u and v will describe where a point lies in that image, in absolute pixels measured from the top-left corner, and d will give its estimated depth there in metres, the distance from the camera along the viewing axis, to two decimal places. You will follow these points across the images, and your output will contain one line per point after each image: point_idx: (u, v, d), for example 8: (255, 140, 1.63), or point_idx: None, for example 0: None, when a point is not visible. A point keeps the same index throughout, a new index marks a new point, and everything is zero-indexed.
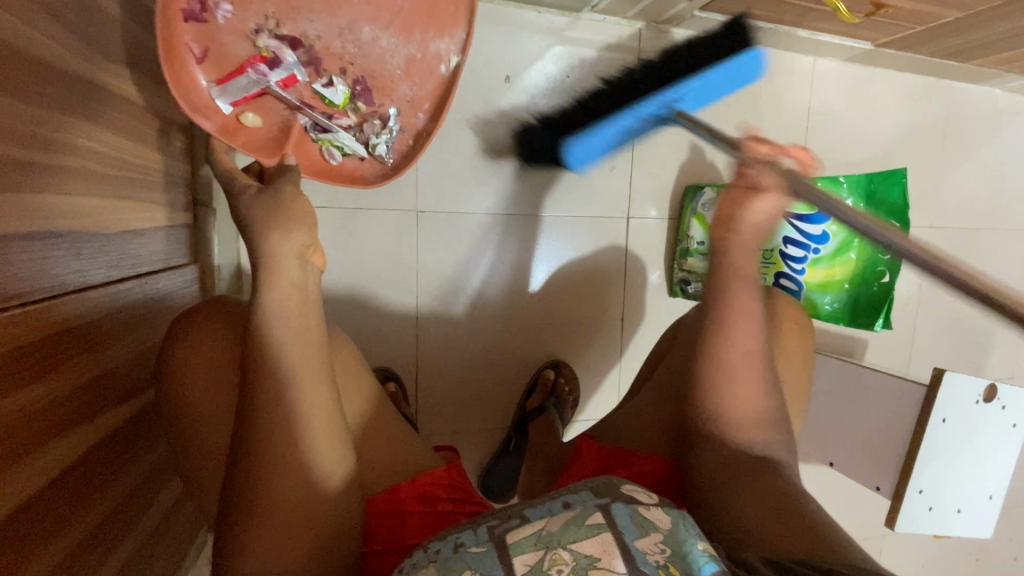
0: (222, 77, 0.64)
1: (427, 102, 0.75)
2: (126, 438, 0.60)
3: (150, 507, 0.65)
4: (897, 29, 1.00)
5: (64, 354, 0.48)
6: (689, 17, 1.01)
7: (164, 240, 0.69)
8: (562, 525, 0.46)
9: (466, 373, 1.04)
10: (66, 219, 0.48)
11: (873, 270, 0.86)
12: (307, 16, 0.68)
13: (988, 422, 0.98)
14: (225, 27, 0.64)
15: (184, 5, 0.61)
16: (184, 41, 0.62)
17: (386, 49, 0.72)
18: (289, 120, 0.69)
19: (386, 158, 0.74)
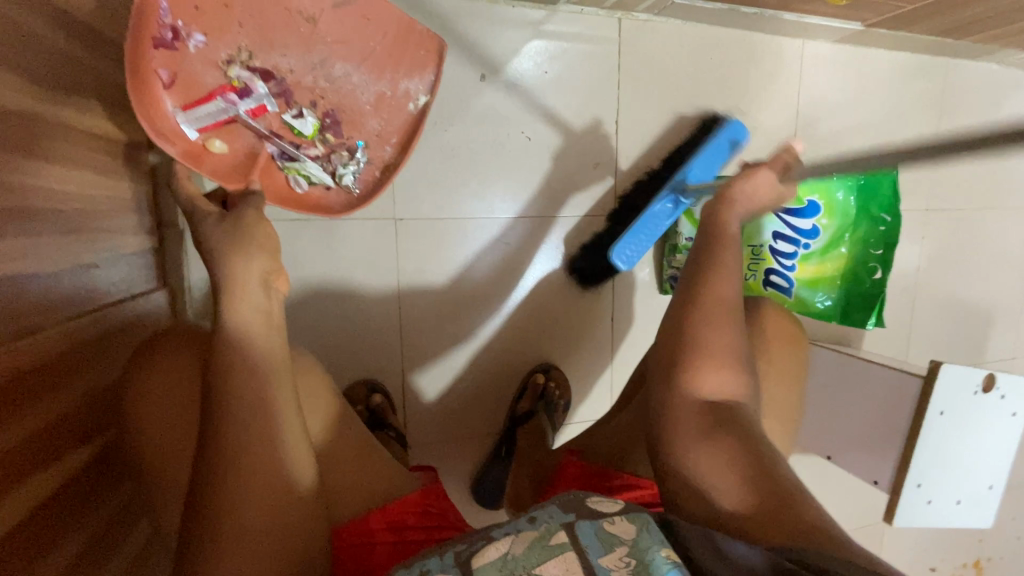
0: (190, 103, 0.61)
1: (396, 136, 0.72)
2: (88, 485, 0.58)
3: (112, 557, 0.62)
4: (887, 8, 0.95)
5: (18, 402, 0.46)
6: (670, 6, 0.97)
7: (123, 269, 0.67)
8: (526, 547, 0.44)
9: (455, 381, 1.03)
10: (15, 265, 0.46)
11: (865, 266, 0.84)
12: (281, 50, 0.65)
13: (988, 413, 0.96)
14: (196, 56, 0.61)
15: (155, 33, 0.58)
16: (152, 66, 0.58)
17: (358, 85, 0.69)
18: (256, 148, 0.65)
19: (353, 188, 0.71)
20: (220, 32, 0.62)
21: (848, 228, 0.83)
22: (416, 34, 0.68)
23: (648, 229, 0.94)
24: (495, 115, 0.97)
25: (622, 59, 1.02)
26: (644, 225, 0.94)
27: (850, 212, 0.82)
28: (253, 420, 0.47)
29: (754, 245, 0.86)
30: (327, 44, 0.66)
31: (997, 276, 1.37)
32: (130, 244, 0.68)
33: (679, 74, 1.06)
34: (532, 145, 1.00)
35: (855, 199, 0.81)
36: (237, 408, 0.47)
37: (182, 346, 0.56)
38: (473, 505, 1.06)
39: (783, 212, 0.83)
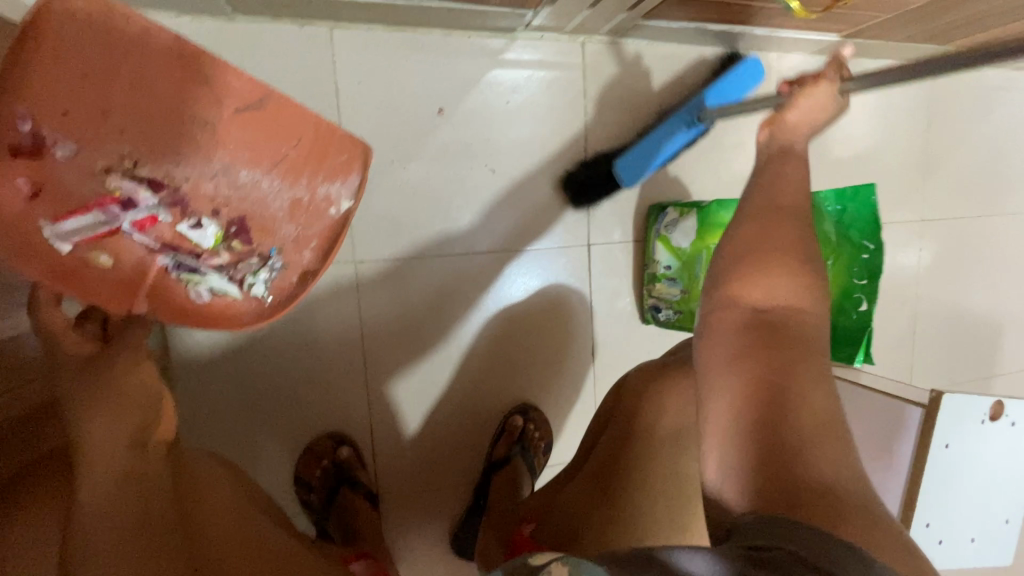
0: (60, 215, 0.51)
1: (316, 240, 0.62)
2: None
3: None
4: (862, 19, 0.91)
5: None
6: (634, 27, 0.93)
7: None
8: None
9: (428, 426, 0.97)
10: None
11: (849, 297, 0.76)
12: (174, 158, 0.57)
13: (997, 442, 0.89)
14: (66, 164, 0.53)
15: (14, 142, 0.49)
16: (9, 180, 0.49)
17: (269, 192, 0.61)
18: (145, 263, 0.56)
19: (264, 297, 0.60)
20: (94, 140, 0.54)
21: (827, 256, 0.77)
22: (339, 139, 0.61)
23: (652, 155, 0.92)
24: (454, 149, 0.93)
25: (587, 84, 0.98)
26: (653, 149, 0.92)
27: (828, 240, 0.77)
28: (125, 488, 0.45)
29: None
30: (227, 151, 0.59)
31: (1001, 286, 1.30)
32: None
33: (650, 96, 1.01)
34: (496, 177, 0.95)
35: (832, 226, 0.76)
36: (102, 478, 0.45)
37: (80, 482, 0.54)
38: (451, 556, 1.00)
39: None
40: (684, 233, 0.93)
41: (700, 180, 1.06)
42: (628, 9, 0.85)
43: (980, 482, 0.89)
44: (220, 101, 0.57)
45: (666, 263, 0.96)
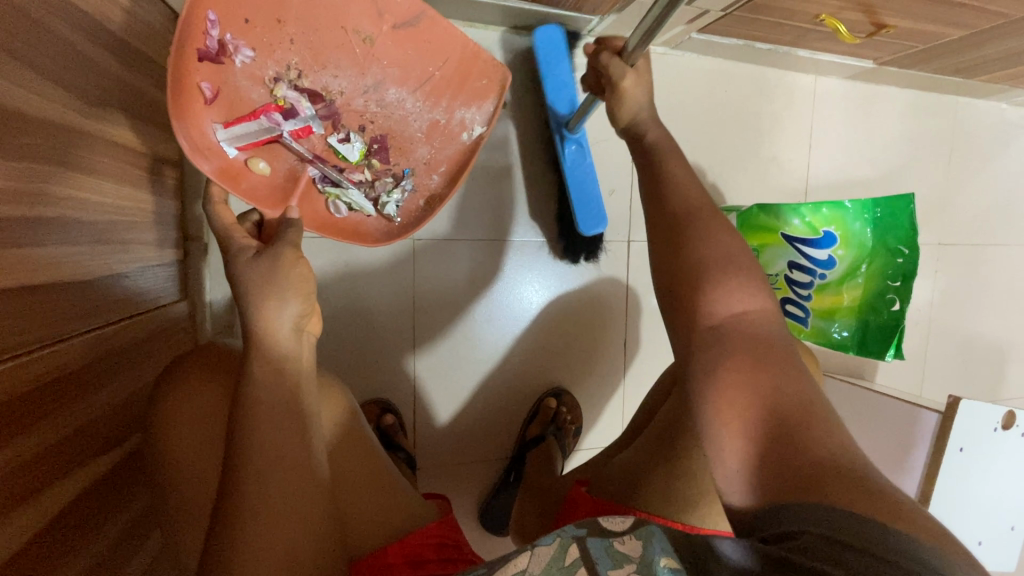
0: (232, 119, 0.65)
1: (444, 165, 0.76)
2: (110, 491, 0.59)
3: (126, 567, 0.62)
4: (900, 48, 0.98)
5: (64, 397, 0.50)
6: (687, 40, 1.00)
7: (151, 279, 0.67)
8: (541, 566, 0.41)
9: (466, 402, 1.02)
10: (48, 272, 0.47)
11: (882, 298, 0.83)
12: (332, 71, 0.70)
13: (1008, 450, 0.94)
14: (242, 71, 0.65)
15: (202, 46, 0.61)
16: (197, 80, 0.62)
17: (411, 111, 0.74)
18: (297, 169, 0.69)
19: (394, 217, 0.75)
20: (269, 48, 0.66)
21: (863, 259, 0.83)
22: (482, 63, 0.73)
23: (585, 183, 0.94)
24: (512, 142, 0.99)
25: None
26: (581, 183, 0.94)
27: (866, 244, 0.82)
28: (283, 414, 0.49)
29: (771, 274, 0.89)
30: (381, 66, 0.71)
31: (1011, 313, 1.36)
32: (155, 255, 0.68)
33: (694, 105, 1.08)
34: (547, 171, 1.01)
35: (871, 232, 0.82)
36: (265, 404, 0.48)
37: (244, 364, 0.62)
38: (481, 533, 1.04)
39: (798, 242, 0.84)
40: None
41: (736, 187, 1.12)
42: (686, 23, 0.93)
43: (988, 492, 0.94)
44: (380, 15, 0.68)
45: None
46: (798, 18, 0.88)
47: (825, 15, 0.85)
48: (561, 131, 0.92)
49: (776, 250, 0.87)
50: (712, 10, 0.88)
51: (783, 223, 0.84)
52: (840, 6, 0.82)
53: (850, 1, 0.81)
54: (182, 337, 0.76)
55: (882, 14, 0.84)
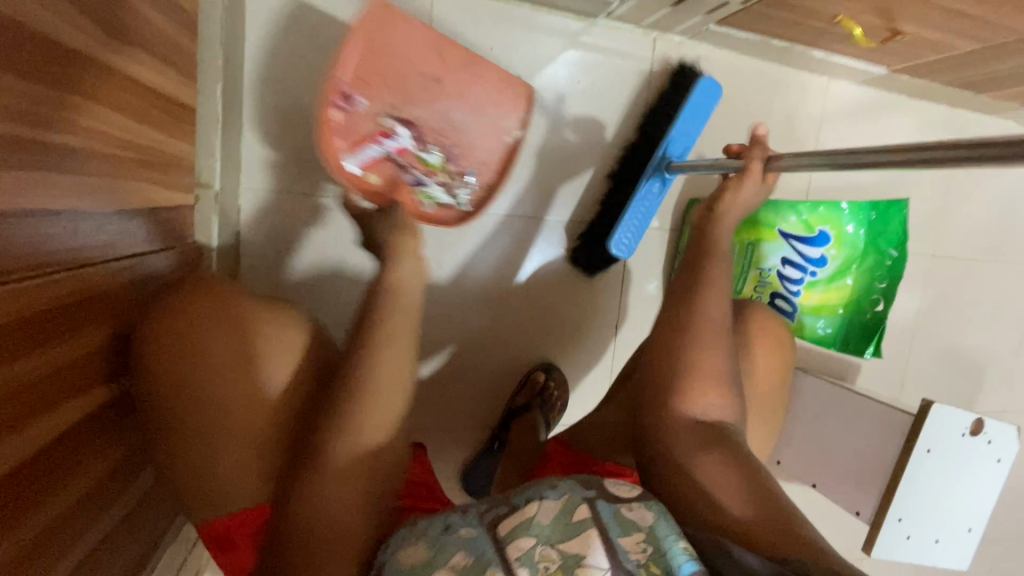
0: (355, 147, 0.88)
1: (494, 166, 0.95)
2: (104, 422, 0.58)
3: (117, 499, 0.62)
4: (913, 56, 0.99)
5: (60, 329, 0.48)
6: (705, 31, 1.00)
7: (163, 220, 0.69)
8: (552, 518, 0.50)
9: (459, 369, 1.05)
10: (67, 199, 0.48)
11: (869, 296, 0.86)
12: (412, 99, 0.89)
13: (973, 456, 0.98)
14: (359, 114, 0.87)
15: (338, 105, 0.84)
16: (336, 123, 0.85)
17: (464, 123, 0.92)
18: (397, 175, 0.90)
19: (465, 205, 0.94)
20: None
21: (855, 259, 0.86)
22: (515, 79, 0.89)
23: (645, 213, 0.99)
24: None
25: (653, 75, 1.05)
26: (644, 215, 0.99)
27: (858, 245, 0.85)
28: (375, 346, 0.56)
29: (764, 268, 0.89)
30: (446, 97, 0.90)
31: (994, 329, 1.39)
32: (171, 198, 0.70)
33: None
34: (557, 150, 1.02)
35: (863, 233, 0.85)
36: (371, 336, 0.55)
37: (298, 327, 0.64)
38: (463, 495, 1.08)
39: (793, 239, 0.87)
40: None
41: None
42: (706, 12, 0.93)
43: (950, 490, 0.98)
44: None
45: None
46: (816, 17, 0.89)
47: (843, 17, 0.87)
48: (660, 166, 0.95)
49: (771, 245, 0.89)
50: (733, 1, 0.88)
51: (781, 219, 0.88)
52: (858, 8, 0.84)
53: (868, 4, 0.82)
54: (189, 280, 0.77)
55: (898, 20, 0.85)
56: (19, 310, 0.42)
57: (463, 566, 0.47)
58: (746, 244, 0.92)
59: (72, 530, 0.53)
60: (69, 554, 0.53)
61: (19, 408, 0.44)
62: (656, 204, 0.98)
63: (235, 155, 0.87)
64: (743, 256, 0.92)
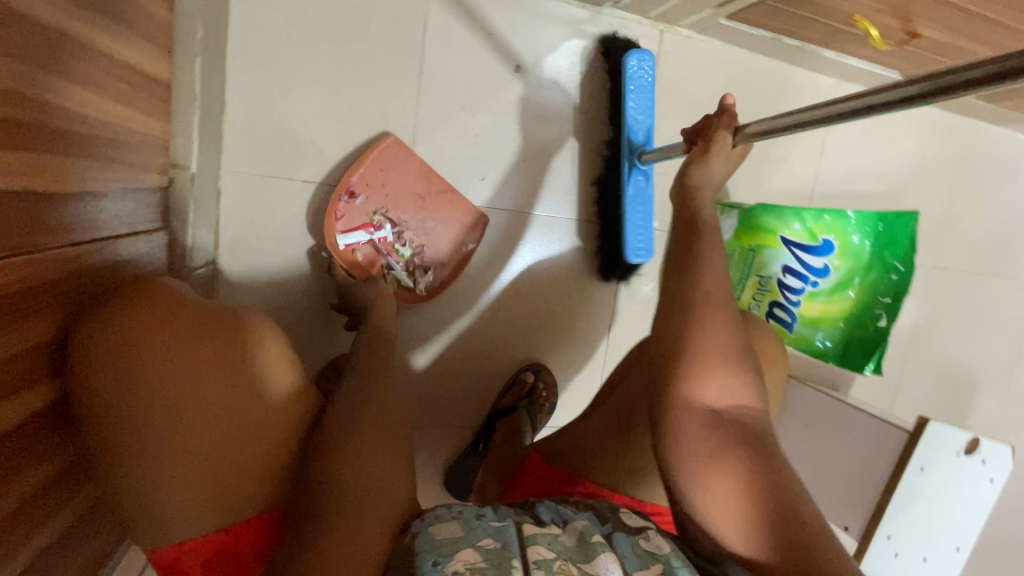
0: (347, 229, 0.89)
1: (451, 265, 0.95)
2: (48, 428, 0.52)
3: (58, 514, 0.55)
4: (928, 62, 0.95)
5: (6, 319, 0.44)
6: (715, 25, 0.96)
7: (132, 202, 0.64)
8: (574, 543, 0.51)
9: (444, 366, 1.01)
10: (24, 178, 0.45)
11: (871, 311, 0.83)
12: (393, 201, 0.91)
13: (966, 475, 0.96)
14: (356, 207, 0.89)
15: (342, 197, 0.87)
16: (336, 208, 0.87)
17: (432, 228, 0.93)
18: (373, 259, 0.91)
19: (421, 292, 0.94)
20: None
21: (858, 272, 0.82)
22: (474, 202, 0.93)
23: (641, 208, 0.97)
24: (522, 109, 0.96)
25: (658, 69, 1.01)
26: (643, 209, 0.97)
27: (863, 257, 0.82)
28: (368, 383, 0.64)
29: (764, 276, 0.87)
30: (425, 201, 0.92)
31: (990, 344, 1.37)
32: (141, 179, 0.66)
33: (712, 94, 1.04)
34: (555, 144, 0.98)
35: (869, 245, 0.81)
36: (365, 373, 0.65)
37: (288, 355, 0.63)
38: (443, 495, 1.05)
39: (796, 247, 0.84)
40: (721, 232, 0.92)
41: (740, 185, 1.10)
42: (716, 5, 0.89)
43: (941, 508, 0.96)
44: None
45: None
46: (831, 15, 0.85)
47: (860, 16, 0.82)
48: (632, 155, 0.94)
49: (772, 252, 0.86)
50: None
51: (784, 226, 0.85)
52: (876, 8, 0.80)
53: (886, 4, 0.78)
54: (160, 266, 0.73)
55: (918, 22, 0.81)
56: None
57: (491, 548, 0.48)
58: (746, 251, 0.89)
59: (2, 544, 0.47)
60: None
61: None
62: (644, 193, 0.96)
63: (216, 135, 0.83)
64: (743, 263, 0.90)
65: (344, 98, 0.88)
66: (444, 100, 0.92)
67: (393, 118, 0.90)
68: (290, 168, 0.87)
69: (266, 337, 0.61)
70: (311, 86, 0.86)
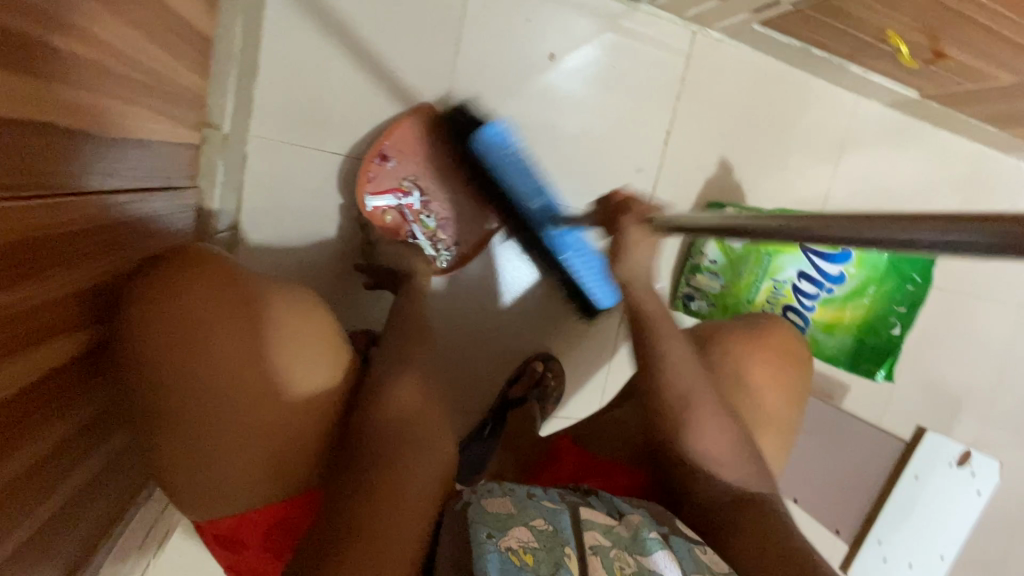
0: (376, 192, 0.87)
1: (472, 243, 0.95)
2: (85, 376, 0.52)
3: (86, 463, 0.55)
4: (948, 83, 0.97)
5: (58, 261, 0.44)
6: (747, 30, 0.98)
7: (166, 157, 0.63)
8: (629, 534, 0.52)
9: (457, 351, 1.01)
10: (77, 117, 0.44)
11: (884, 319, 0.86)
12: (420, 171, 0.90)
13: (957, 486, 1.00)
14: (387, 171, 0.87)
15: (374, 155, 0.86)
16: (367, 168, 0.86)
17: (457, 203, 0.93)
18: (398, 226, 0.89)
19: (441, 264, 0.94)
20: None
21: (874, 281, 0.84)
22: None
23: (590, 265, 0.94)
24: (553, 98, 0.96)
25: (687, 69, 1.02)
26: (590, 268, 0.95)
27: (879, 267, 0.83)
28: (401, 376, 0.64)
29: (778, 280, 0.89)
30: (451, 176, 0.91)
31: (985, 366, 1.40)
32: (176, 135, 0.65)
33: (737, 99, 1.06)
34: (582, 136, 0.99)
35: (887, 255, 0.83)
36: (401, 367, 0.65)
37: (327, 337, 0.62)
38: None
39: (814, 254, 0.86)
40: None
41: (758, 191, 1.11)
42: (752, 11, 0.90)
43: (931, 516, 0.99)
44: None
45: (712, 258, 0.93)
46: (864, 29, 0.86)
47: (892, 31, 0.85)
48: (547, 224, 0.89)
49: (789, 257, 0.88)
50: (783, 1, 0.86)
51: None
52: (908, 25, 0.81)
53: (918, 21, 0.80)
54: (186, 226, 0.72)
55: (946, 43, 0.83)
56: (25, 231, 0.39)
57: (544, 530, 0.49)
58: (762, 254, 0.90)
59: (35, 490, 0.47)
60: (27, 516, 0.47)
61: (10, 339, 0.40)
62: (584, 246, 0.93)
63: (248, 99, 0.82)
64: (757, 266, 0.90)
65: (379, 70, 0.87)
66: (477, 83, 0.92)
67: (425, 97, 0.90)
68: (318, 138, 0.86)
69: (305, 317, 0.60)
70: (347, 56, 0.85)
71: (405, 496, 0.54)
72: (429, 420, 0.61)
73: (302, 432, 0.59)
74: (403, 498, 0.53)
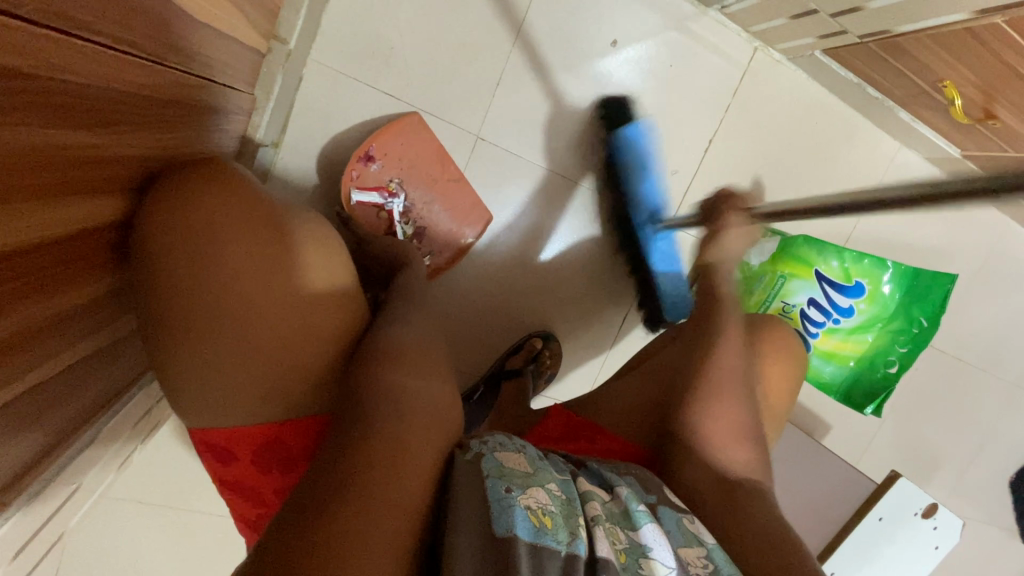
0: (363, 188, 0.88)
1: (449, 254, 0.95)
2: (110, 249, 0.53)
3: (94, 335, 0.55)
4: (993, 146, 0.98)
5: (122, 121, 0.46)
6: (808, 55, 0.99)
7: (234, 56, 0.65)
8: (618, 510, 0.53)
9: (459, 308, 1.02)
10: None
11: (885, 357, 0.88)
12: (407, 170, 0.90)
13: (918, 536, 1.02)
14: (372, 173, 0.88)
15: (360, 155, 0.86)
16: (351, 166, 0.86)
17: (438, 211, 0.93)
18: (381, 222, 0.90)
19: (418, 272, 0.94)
20: None
21: (881, 319, 0.87)
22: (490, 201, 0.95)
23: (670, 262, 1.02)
24: (606, 84, 0.97)
25: (742, 82, 1.03)
26: (669, 258, 1.02)
27: (889, 307, 0.86)
28: (411, 316, 0.63)
29: (788, 303, 0.90)
30: (436, 180, 0.92)
31: (970, 437, 1.41)
32: (246, 36, 0.66)
33: (783, 121, 1.07)
34: None
35: (899, 297, 0.86)
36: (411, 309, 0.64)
37: (338, 263, 0.61)
38: None
39: (827, 282, 0.88)
40: (759, 252, 0.92)
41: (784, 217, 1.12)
42: (819, 36, 0.91)
43: (891, 564, 1.02)
44: None
45: None
46: (923, 75, 0.87)
47: (949, 82, 0.85)
48: (648, 224, 0.98)
49: (802, 283, 0.89)
50: (850, 31, 0.87)
51: (822, 261, 0.88)
52: (967, 79, 0.82)
53: (978, 78, 0.81)
54: (234, 126, 0.73)
55: (997, 105, 0.84)
56: (105, 78, 0.41)
57: (558, 496, 0.50)
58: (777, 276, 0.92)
59: (47, 343, 0.47)
60: (35, 367, 0.47)
61: (64, 180, 0.41)
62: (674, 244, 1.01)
63: (316, 23, 0.84)
64: (769, 287, 0.92)
65: (447, 21, 0.89)
66: (538, 53, 0.93)
67: (483, 56, 0.91)
68: (373, 74, 0.88)
69: (319, 241, 0.60)
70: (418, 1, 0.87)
71: (412, 421, 0.51)
72: (437, 366, 0.58)
73: (305, 348, 0.57)
74: (404, 436, 0.50)
